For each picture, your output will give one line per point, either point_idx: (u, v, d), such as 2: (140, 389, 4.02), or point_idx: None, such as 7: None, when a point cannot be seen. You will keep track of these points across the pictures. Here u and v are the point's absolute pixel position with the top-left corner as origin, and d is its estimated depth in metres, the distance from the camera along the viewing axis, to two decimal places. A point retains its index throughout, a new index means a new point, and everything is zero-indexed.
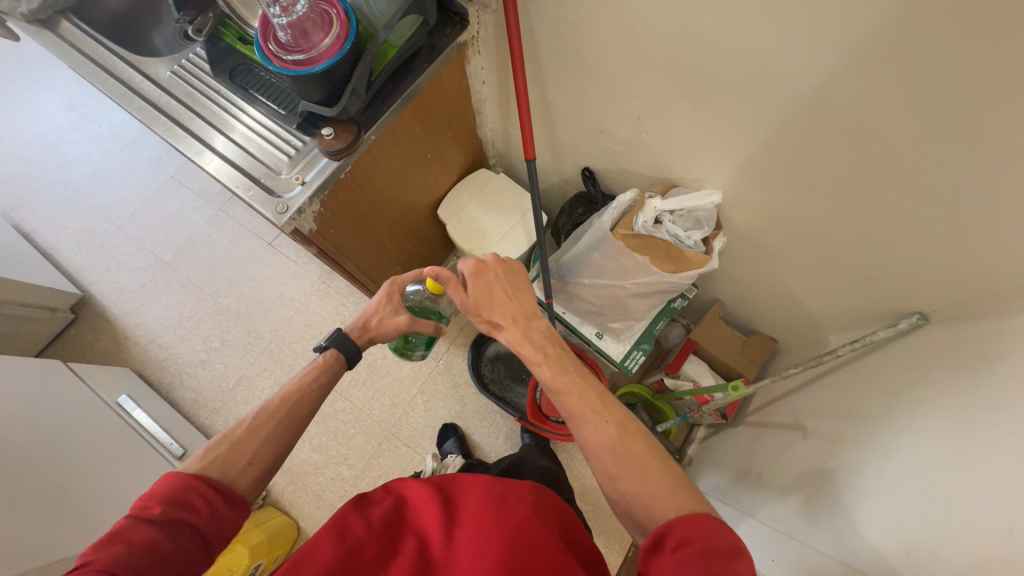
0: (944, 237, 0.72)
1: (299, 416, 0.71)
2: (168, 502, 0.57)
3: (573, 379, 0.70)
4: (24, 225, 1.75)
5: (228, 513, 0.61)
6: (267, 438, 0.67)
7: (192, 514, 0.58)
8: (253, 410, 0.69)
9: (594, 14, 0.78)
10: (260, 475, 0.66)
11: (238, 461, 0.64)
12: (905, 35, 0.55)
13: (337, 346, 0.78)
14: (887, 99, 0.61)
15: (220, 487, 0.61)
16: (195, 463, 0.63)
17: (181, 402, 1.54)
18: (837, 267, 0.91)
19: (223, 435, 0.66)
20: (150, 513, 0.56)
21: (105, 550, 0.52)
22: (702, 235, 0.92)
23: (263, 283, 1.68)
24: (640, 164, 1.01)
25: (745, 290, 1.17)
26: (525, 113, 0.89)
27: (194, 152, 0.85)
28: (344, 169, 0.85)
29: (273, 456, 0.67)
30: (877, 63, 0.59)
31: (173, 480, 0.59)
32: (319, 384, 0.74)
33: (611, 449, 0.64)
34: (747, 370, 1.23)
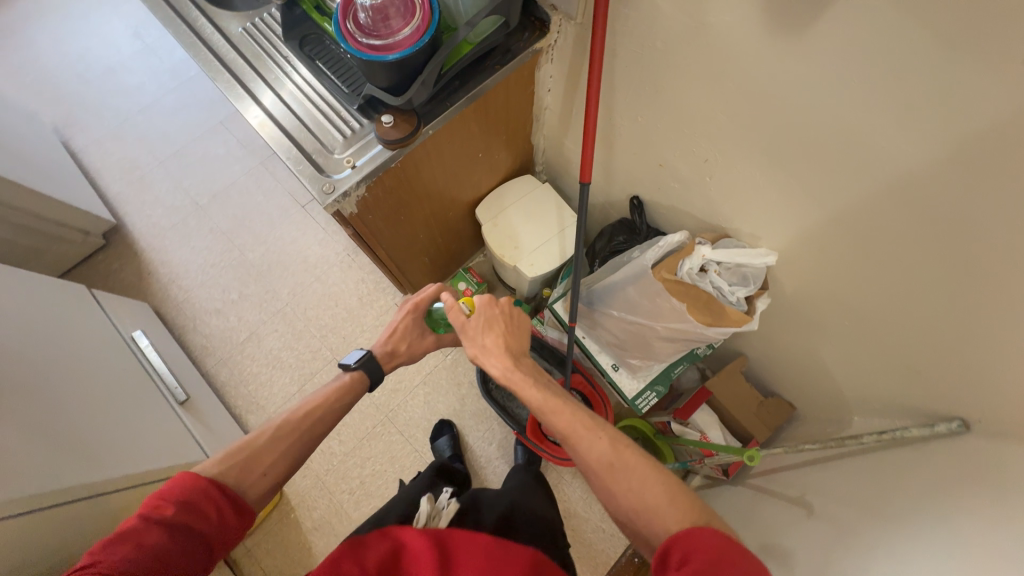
0: (1007, 353, 0.67)
1: (316, 433, 0.79)
2: (180, 504, 0.63)
3: (563, 404, 0.73)
4: (72, 143, 1.78)
5: (234, 522, 0.67)
6: (284, 450, 0.74)
7: (202, 519, 0.64)
8: (273, 422, 0.76)
9: (684, 47, 0.74)
10: (271, 486, 0.73)
11: (254, 469, 0.71)
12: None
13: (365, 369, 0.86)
14: (985, 200, 0.57)
15: (232, 495, 0.67)
16: (211, 467, 0.69)
17: (190, 346, 1.55)
18: (880, 352, 0.87)
19: (242, 442, 0.72)
20: (163, 513, 0.62)
21: (115, 548, 0.58)
22: (748, 293, 0.86)
23: (290, 244, 1.69)
24: (694, 206, 0.98)
25: (774, 350, 1.13)
26: (590, 135, 0.86)
27: (243, 107, 0.84)
28: (397, 159, 0.83)
29: (286, 469, 0.74)
30: (986, 162, 0.54)
31: (188, 483, 0.65)
32: (344, 403, 0.83)
33: (608, 462, 0.67)
34: (757, 431, 1.20)
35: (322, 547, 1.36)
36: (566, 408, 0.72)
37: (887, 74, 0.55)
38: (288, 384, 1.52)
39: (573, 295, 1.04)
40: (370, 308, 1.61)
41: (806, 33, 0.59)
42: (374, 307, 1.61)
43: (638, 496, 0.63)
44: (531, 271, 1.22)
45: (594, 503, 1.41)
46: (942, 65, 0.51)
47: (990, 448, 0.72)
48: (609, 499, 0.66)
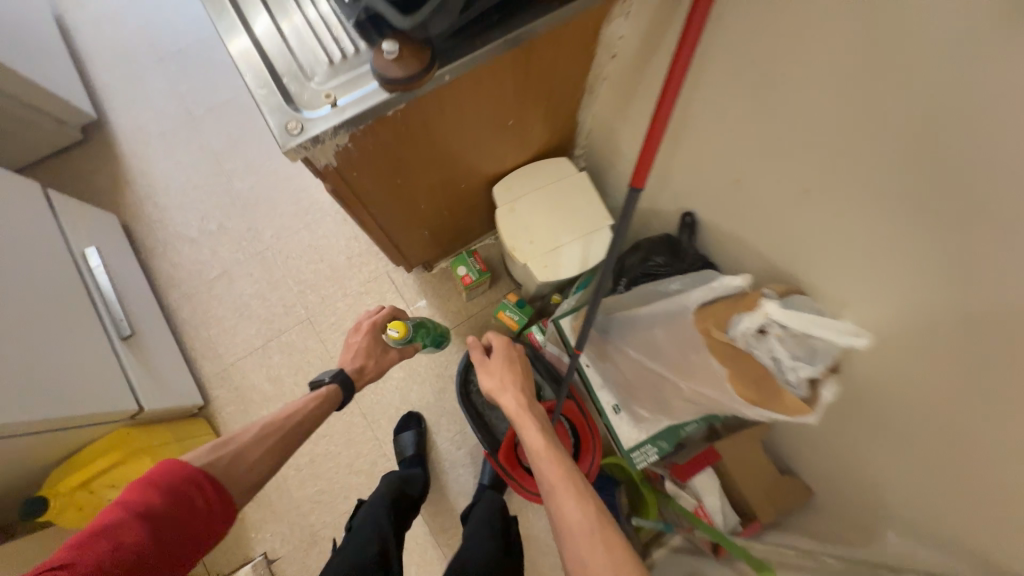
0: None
1: (301, 433, 0.85)
2: (162, 496, 0.68)
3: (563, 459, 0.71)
4: (65, 18, 1.58)
5: (217, 513, 0.72)
6: (262, 450, 0.80)
7: (188, 510, 0.69)
8: (260, 423, 0.83)
9: (824, 26, 0.52)
10: (254, 484, 0.77)
11: (238, 466, 0.77)
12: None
13: (339, 383, 0.93)
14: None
15: (217, 486, 0.73)
16: (198, 457, 0.74)
17: (155, 273, 1.40)
18: (957, 479, 0.68)
19: (227, 439, 0.79)
20: (145, 505, 0.66)
21: (92, 544, 0.61)
22: (812, 374, 0.64)
23: (285, 181, 1.49)
24: (763, 243, 0.77)
25: (808, 429, 0.93)
26: (659, 130, 0.61)
27: (224, 23, 0.62)
28: (395, 106, 0.62)
29: (268, 468, 0.80)
30: None
31: (175, 475, 0.70)
32: (320, 410, 0.89)
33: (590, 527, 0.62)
34: (762, 511, 1.03)
35: (256, 519, 1.25)
36: (547, 454, 0.72)
37: None
38: (252, 337, 1.37)
39: (586, 320, 0.84)
40: (358, 271, 1.43)
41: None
42: (363, 271, 1.43)
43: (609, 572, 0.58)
44: (543, 275, 1.02)
45: None
46: None
47: None
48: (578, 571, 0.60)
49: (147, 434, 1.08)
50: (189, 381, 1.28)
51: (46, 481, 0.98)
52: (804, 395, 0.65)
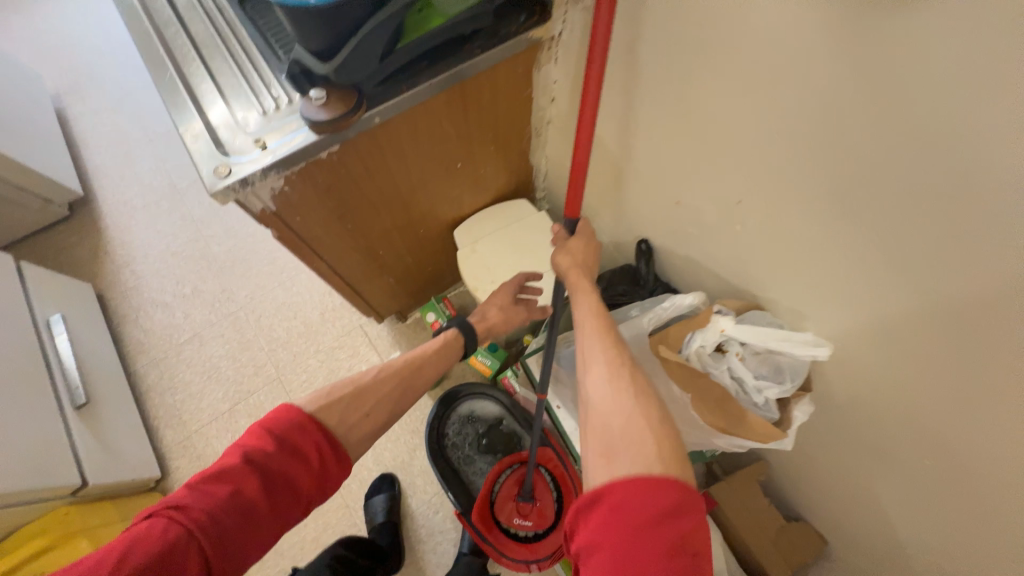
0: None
1: (415, 386, 0.72)
2: (284, 445, 0.54)
3: (608, 319, 0.56)
4: (66, 111, 1.70)
5: (334, 473, 0.57)
6: (385, 397, 0.66)
7: (301, 463, 0.54)
8: (380, 366, 0.70)
9: (715, 47, 0.54)
10: (373, 431, 0.63)
11: (354, 408, 0.63)
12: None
13: (461, 329, 0.83)
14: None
15: (332, 438, 0.58)
16: (313, 400, 0.60)
17: (125, 341, 1.38)
18: (973, 514, 0.58)
19: (347, 381, 0.65)
20: (263, 451, 0.52)
21: (212, 486, 0.49)
22: (779, 394, 0.60)
23: (261, 242, 1.52)
24: (716, 262, 0.74)
25: (804, 464, 0.84)
26: (581, 161, 0.64)
27: (167, 87, 0.66)
28: (326, 148, 0.64)
29: (388, 416, 0.65)
30: None
31: (288, 419, 0.56)
32: (436, 360, 0.76)
33: (617, 373, 0.50)
34: (774, 569, 0.89)
35: None
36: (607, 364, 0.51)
37: None
38: (219, 400, 1.32)
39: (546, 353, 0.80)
40: (331, 325, 1.40)
41: (904, 19, 0.38)
42: (336, 325, 1.40)
43: (629, 429, 0.44)
44: None
45: None
46: None
47: None
48: (590, 402, 0.49)
49: (86, 513, 0.99)
50: (147, 453, 1.21)
51: None
52: (774, 417, 0.61)
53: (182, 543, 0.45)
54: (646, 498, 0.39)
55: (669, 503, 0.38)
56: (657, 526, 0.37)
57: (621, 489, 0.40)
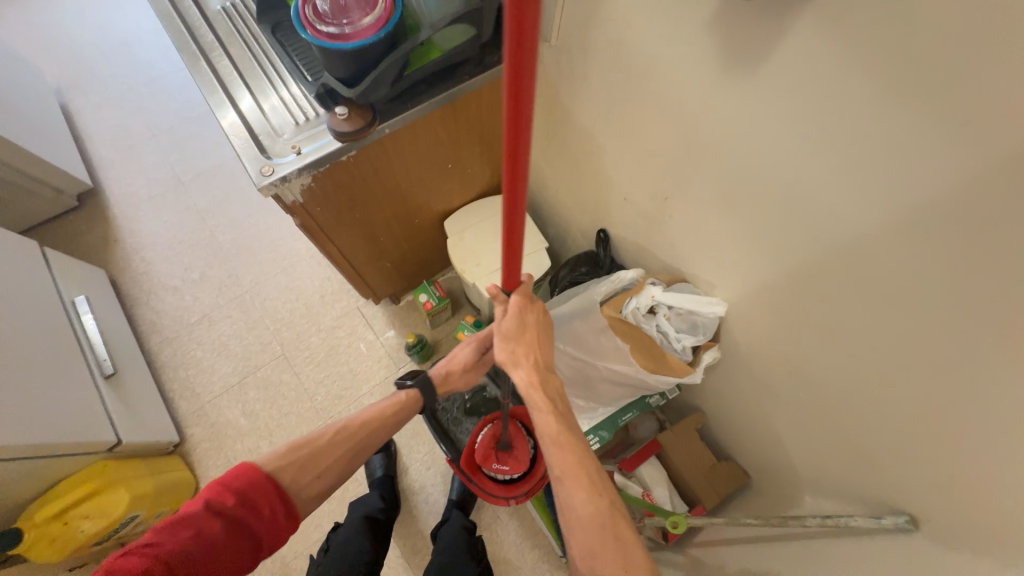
0: (979, 457, 0.57)
1: (371, 444, 0.80)
2: (242, 500, 0.65)
3: (570, 436, 0.64)
4: (70, 105, 1.79)
5: (284, 525, 0.68)
6: (338, 454, 0.76)
7: (256, 514, 0.66)
8: (337, 424, 0.78)
9: (644, 83, 0.73)
10: (322, 490, 0.73)
11: (307, 470, 0.72)
12: (992, 203, 0.43)
13: (420, 390, 0.87)
14: (949, 276, 0.50)
15: (287, 497, 0.69)
16: (270, 461, 0.71)
17: (138, 322, 1.50)
18: (831, 430, 0.79)
19: (302, 442, 0.74)
20: (223, 503, 0.63)
21: (178, 530, 0.60)
22: (694, 342, 0.87)
23: (264, 232, 1.65)
24: (655, 246, 0.94)
25: (727, 409, 1.05)
26: (516, 245, 0.58)
27: (215, 102, 0.81)
28: (347, 153, 0.81)
29: (338, 476, 0.75)
30: (909, 237, 0.51)
31: (249, 477, 0.67)
32: (394, 419, 0.84)
33: (600, 524, 0.57)
34: (705, 497, 1.10)
35: None
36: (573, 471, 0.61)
37: (845, 116, 0.50)
38: (229, 374, 1.46)
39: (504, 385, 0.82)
40: (331, 307, 1.56)
41: (753, 76, 0.57)
42: (335, 308, 1.56)
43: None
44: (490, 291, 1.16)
45: (527, 551, 1.28)
46: (894, 113, 0.46)
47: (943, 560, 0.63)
48: (582, 563, 0.55)
49: (120, 466, 1.14)
50: (166, 420, 1.35)
51: (24, 515, 1.01)
52: (688, 358, 0.88)
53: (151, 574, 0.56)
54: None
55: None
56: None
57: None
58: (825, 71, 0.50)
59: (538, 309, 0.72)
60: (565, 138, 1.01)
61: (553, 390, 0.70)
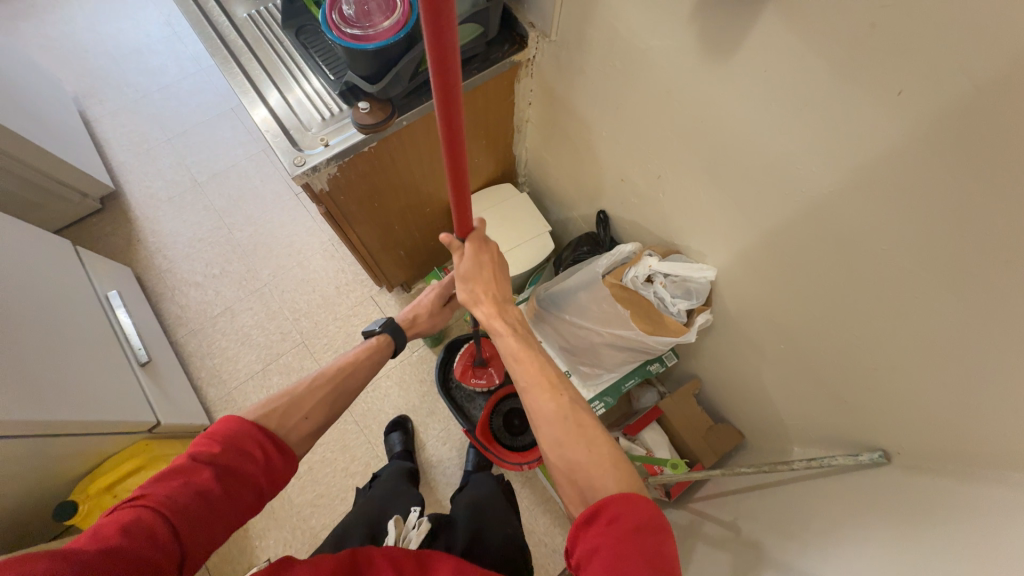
0: (937, 386, 0.66)
1: (350, 387, 0.80)
2: (230, 445, 0.61)
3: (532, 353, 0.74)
4: (88, 112, 1.87)
5: (279, 466, 0.65)
6: (322, 399, 0.75)
7: (248, 460, 0.62)
8: (312, 374, 0.77)
9: (636, 73, 0.81)
10: (310, 432, 0.71)
11: (292, 415, 0.70)
12: (929, 159, 0.52)
13: (390, 333, 0.88)
14: (904, 228, 0.58)
15: (275, 439, 0.66)
16: (253, 411, 0.68)
17: (165, 315, 1.59)
18: (814, 380, 0.87)
19: (280, 394, 0.72)
20: (211, 452, 0.60)
21: (167, 479, 0.56)
22: (688, 306, 0.96)
23: (279, 227, 1.74)
24: (651, 223, 1.02)
25: (722, 373, 1.13)
26: (462, 182, 0.66)
27: (248, 101, 0.89)
28: (369, 144, 0.90)
29: (325, 417, 0.74)
30: (869, 196, 0.60)
31: (233, 425, 0.64)
32: (371, 361, 0.84)
33: (563, 419, 0.65)
34: (704, 456, 1.18)
35: (259, 528, 1.34)
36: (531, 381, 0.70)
37: (811, 94, 0.58)
38: (253, 362, 1.54)
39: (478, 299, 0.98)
40: (345, 296, 1.64)
41: (731, 62, 0.65)
42: (350, 297, 1.64)
43: (590, 470, 0.60)
44: None
45: (540, 516, 1.37)
46: (849, 87, 0.54)
47: (912, 481, 0.71)
48: (553, 450, 0.64)
49: (161, 445, 1.24)
50: (197, 405, 1.43)
51: (78, 489, 1.11)
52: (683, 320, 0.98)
53: (149, 519, 0.52)
54: (629, 510, 0.53)
55: (646, 514, 0.53)
56: (641, 530, 0.51)
57: (612, 506, 0.54)
58: (791, 57, 0.58)
59: (496, 250, 0.83)
60: (564, 126, 1.09)
61: (510, 316, 0.79)
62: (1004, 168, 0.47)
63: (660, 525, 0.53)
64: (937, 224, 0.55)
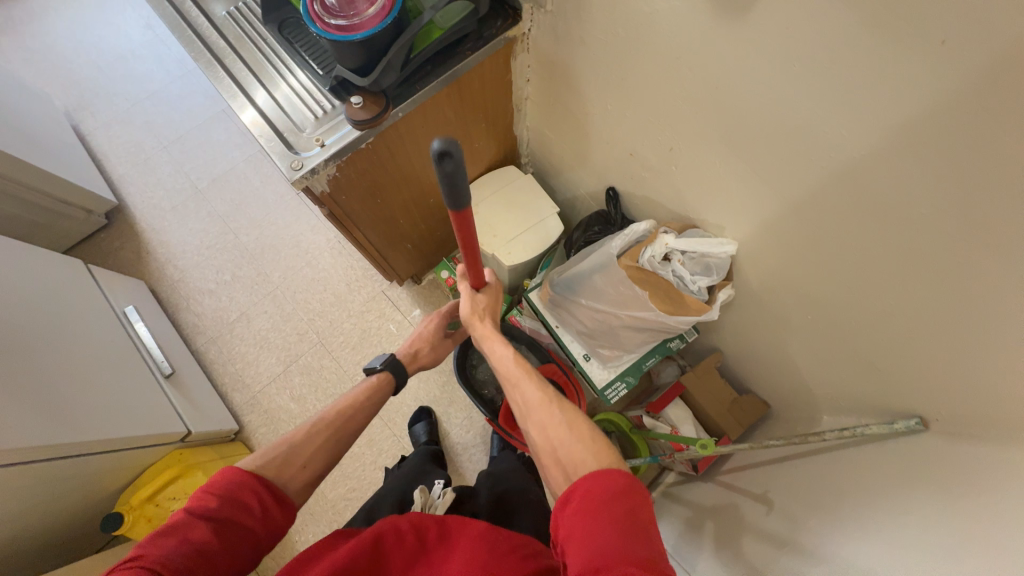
0: (981, 351, 0.62)
1: (351, 430, 0.78)
2: (228, 499, 0.61)
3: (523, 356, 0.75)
4: (81, 126, 1.84)
5: (278, 515, 0.65)
6: (322, 448, 0.73)
7: (246, 513, 0.62)
8: (312, 418, 0.75)
9: (641, 40, 0.76)
10: (309, 481, 0.70)
11: (291, 466, 0.69)
12: (974, 112, 0.47)
13: (391, 370, 0.87)
14: (941, 188, 0.54)
15: (273, 489, 0.65)
16: (252, 462, 0.67)
17: (183, 325, 1.61)
18: (844, 348, 0.84)
19: (278, 440, 0.71)
20: (208, 506, 0.59)
21: (163, 537, 0.56)
22: (709, 282, 0.94)
23: (284, 229, 1.72)
24: (664, 197, 0.98)
25: (745, 345, 1.10)
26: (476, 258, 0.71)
27: (236, 104, 0.86)
28: (366, 140, 0.86)
29: (324, 464, 0.73)
30: (903, 156, 0.56)
31: (229, 477, 0.63)
32: (374, 400, 0.83)
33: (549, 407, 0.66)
34: (729, 429, 1.17)
35: (297, 524, 1.39)
36: (515, 376, 0.71)
37: (836, 49, 0.54)
38: (273, 365, 1.56)
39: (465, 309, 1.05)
40: (357, 293, 1.63)
41: (746, 19, 0.60)
42: (361, 293, 1.63)
43: (570, 448, 0.60)
44: (510, 259, 1.20)
45: None
46: (877, 40, 0.50)
47: (950, 447, 0.69)
48: (539, 439, 0.64)
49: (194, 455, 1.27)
50: (223, 410, 1.46)
51: (122, 501, 1.16)
52: (704, 298, 0.95)
53: None
54: (596, 485, 0.53)
55: (618, 483, 0.53)
56: (611, 499, 0.51)
57: (581, 486, 0.54)
58: (811, 12, 0.53)
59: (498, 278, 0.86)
60: (567, 102, 1.04)
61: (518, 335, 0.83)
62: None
63: (628, 490, 0.52)
64: (986, 181, 0.50)
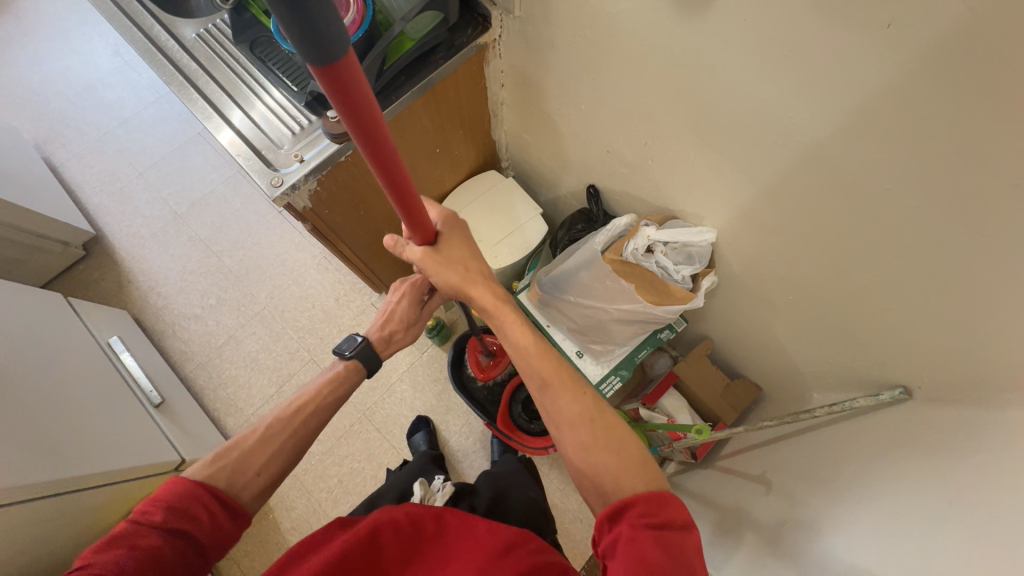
0: (956, 318, 0.65)
1: (311, 428, 0.76)
2: (171, 509, 0.60)
3: (548, 350, 0.73)
4: (52, 158, 1.81)
5: (227, 522, 0.64)
6: (279, 453, 0.71)
7: (192, 523, 0.61)
8: (269, 419, 0.74)
9: (608, 40, 0.78)
10: (264, 486, 0.70)
11: (244, 472, 0.68)
12: (927, 90, 0.50)
13: (361, 359, 0.85)
14: (904, 165, 0.57)
15: (221, 495, 0.65)
16: (200, 470, 0.66)
17: (170, 352, 1.58)
18: (828, 326, 0.87)
19: (231, 445, 0.69)
20: (152, 517, 0.59)
21: (110, 545, 0.56)
22: (692, 271, 0.96)
23: (268, 248, 1.71)
24: (643, 191, 1.00)
25: (733, 331, 1.13)
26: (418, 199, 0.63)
27: (212, 125, 0.86)
28: (345, 153, 0.87)
29: (280, 468, 0.71)
30: (865, 136, 0.58)
31: (175, 487, 0.62)
32: (340, 394, 0.81)
33: (587, 417, 0.65)
34: (724, 414, 1.19)
35: None
36: (551, 379, 0.69)
37: (794, 38, 0.56)
38: (265, 386, 1.54)
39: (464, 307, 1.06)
40: (346, 307, 1.63)
41: (707, 15, 0.62)
42: (351, 307, 1.63)
43: (615, 473, 0.59)
44: (497, 262, 1.21)
45: (572, 493, 1.38)
46: (831, 28, 0.52)
47: (934, 413, 0.71)
48: (575, 453, 0.63)
49: None
50: (216, 435, 1.44)
51: None
52: (689, 286, 0.97)
53: None
54: (653, 509, 0.54)
55: (673, 513, 0.54)
56: (665, 528, 0.53)
57: (636, 504, 0.54)
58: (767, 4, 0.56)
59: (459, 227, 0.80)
60: (542, 104, 1.06)
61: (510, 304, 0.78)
62: (1008, 94, 0.45)
63: (679, 521, 0.54)
64: (944, 156, 0.53)
